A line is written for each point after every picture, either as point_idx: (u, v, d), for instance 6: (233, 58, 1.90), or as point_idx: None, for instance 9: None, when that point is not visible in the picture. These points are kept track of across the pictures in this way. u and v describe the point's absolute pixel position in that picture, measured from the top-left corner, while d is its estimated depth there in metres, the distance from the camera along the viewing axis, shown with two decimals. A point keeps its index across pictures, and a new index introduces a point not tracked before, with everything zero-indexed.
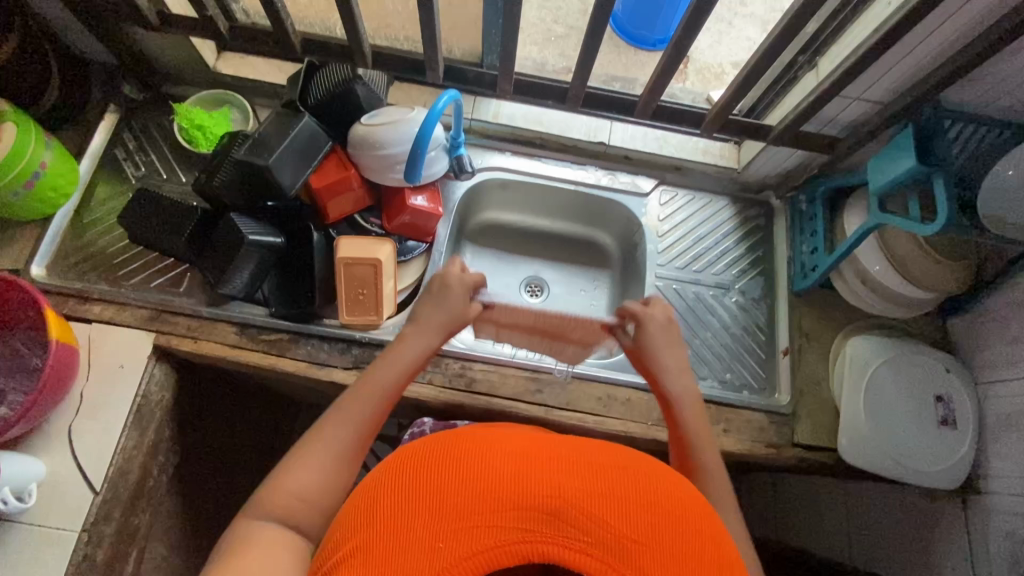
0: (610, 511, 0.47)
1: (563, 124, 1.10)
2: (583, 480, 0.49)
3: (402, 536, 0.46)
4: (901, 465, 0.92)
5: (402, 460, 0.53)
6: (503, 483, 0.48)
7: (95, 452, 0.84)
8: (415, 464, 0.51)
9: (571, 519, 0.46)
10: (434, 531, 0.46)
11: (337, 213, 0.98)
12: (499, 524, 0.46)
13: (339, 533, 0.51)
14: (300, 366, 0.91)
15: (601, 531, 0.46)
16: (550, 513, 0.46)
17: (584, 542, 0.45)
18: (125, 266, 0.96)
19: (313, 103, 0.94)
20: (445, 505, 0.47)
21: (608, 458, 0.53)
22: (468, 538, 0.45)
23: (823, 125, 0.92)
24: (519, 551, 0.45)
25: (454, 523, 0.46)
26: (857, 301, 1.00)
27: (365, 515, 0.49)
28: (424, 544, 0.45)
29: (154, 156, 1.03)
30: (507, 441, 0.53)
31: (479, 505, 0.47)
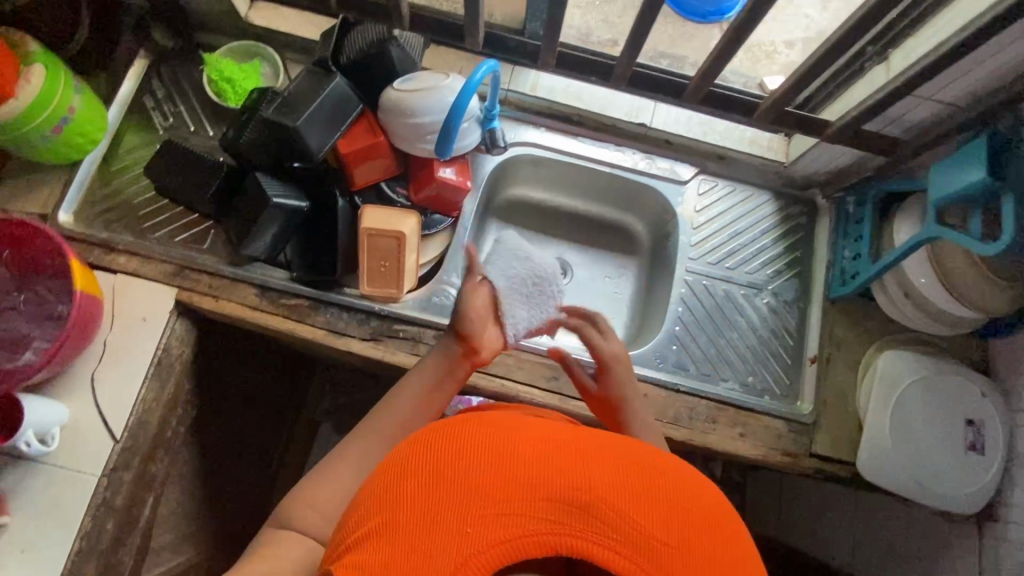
0: (641, 509, 0.45)
1: (604, 101, 1.04)
2: (612, 475, 0.47)
3: (429, 516, 0.44)
4: (921, 487, 0.89)
5: (425, 437, 0.50)
6: (533, 472, 0.46)
7: (115, 402, 0.86)
8: (439, 442, 0.49)
9: (602, 516, 0.44)
10: (461, 517, 0.44)
11: (363, 180, 0.96)
12: (530, 515, 0.44)
13: (360, 507, 0.49)
14: (319, 333, 0.91)
15: (633, 530, 0.44)
16: (581, 507, 0.44)
17: (615, 541, 0.43)
18: (151, 219, 0.96)
19: (345, 63, 0.91)
20: (472, 488, 0.45)
21: (635, 452, 0.50)
22: (497, 526, 0.43)
23: (886, 125, 0.85)
24: (548, 544, 0.43)
25: (483, 509, 0.44)
26: (896, 313, 0.96)
27: (389, 492, 0.47)
28: (452, 531, 0.43)
29: (182, 107, 1.02)
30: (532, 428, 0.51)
31: (510, 493, 0.45)
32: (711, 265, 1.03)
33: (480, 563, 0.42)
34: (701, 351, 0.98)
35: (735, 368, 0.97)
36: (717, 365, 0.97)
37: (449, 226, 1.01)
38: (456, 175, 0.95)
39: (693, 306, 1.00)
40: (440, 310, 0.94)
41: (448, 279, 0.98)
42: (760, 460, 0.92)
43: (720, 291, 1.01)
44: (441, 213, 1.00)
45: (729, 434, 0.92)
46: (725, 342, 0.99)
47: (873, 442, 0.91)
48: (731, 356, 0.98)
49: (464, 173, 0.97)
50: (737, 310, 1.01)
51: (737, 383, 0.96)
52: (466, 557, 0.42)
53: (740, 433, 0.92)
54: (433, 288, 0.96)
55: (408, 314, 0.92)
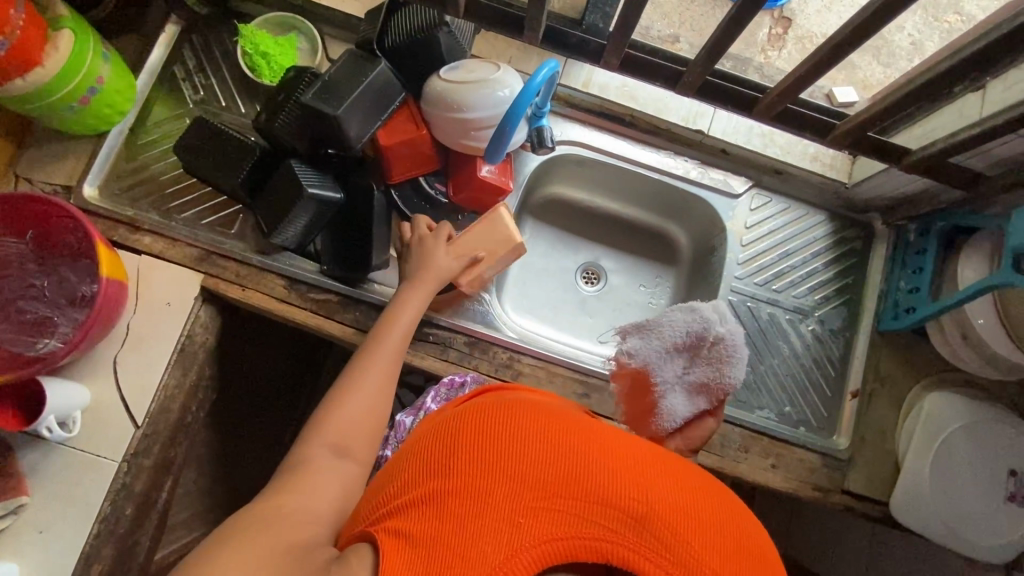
0: (697, 535, 0.43)
1: (659, 103, 0.98)
2: (669, 493, 0.45)
3: (477, 497, 0.43)
4: (954, 534, 0.87)
5: (479, 417, 0.50)
6: (589, 476, 0.45)
7: (138, 387, 0.84)
8: (494, 425, 0.49)
9: (657, 531, 0.42)
10: (511, 503, 0.43)
11: (399, 173, 0.91)
12: (580, 517, 0.42)
13: (404, 480, 0.49)
14: (346, 331, 0.88)
15: (686, 552, 0.42)
16: (636, 518, 0.42)
17: (667, 560, 0.41)
18: (177, 198, 0.92)
19: (390, 47, 0.85)
20: (524, 477, 0.44)
21: (690, 478, 0.49)
22: (546, 523, 0.42)
23: (971, 157, 0.78)
24: (598, 551, 0.41)
25: (534, 501, 0.43)
26: (949, 354, 0.91)
27: (438, 464, 0.47)
28: (499, 515, 0.42)
29: (214, 80, 0.96)
30: (588, 432, 0.51)
31: (564, 488, 0.43)
32: (756, 286, 0.98)
33: (524, 556, 0.40)
34: None
35: (772, 397, 0.94)
36: (754, 392, 0.93)
37: None
38: (496, 174, 0.90)
39: None
40: (472, 315, 0.91)
41: None
42: (790, 493, 0.89)
43: (764, 314, 0.97)
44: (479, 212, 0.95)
45: (761, 465, 0.89)
46: (764, 368, 0.95)
47: (910, 483, 0.88)
48: (769, 383, 0.94)
49: (506, 172, 0.92)
50: (781, 335, 0.96)
51: (773, 411, 0.93)
52: (511, 547, 0.41)
53: (772, 464, 0.89)
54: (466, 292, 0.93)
55: (440, 317, 0.89)
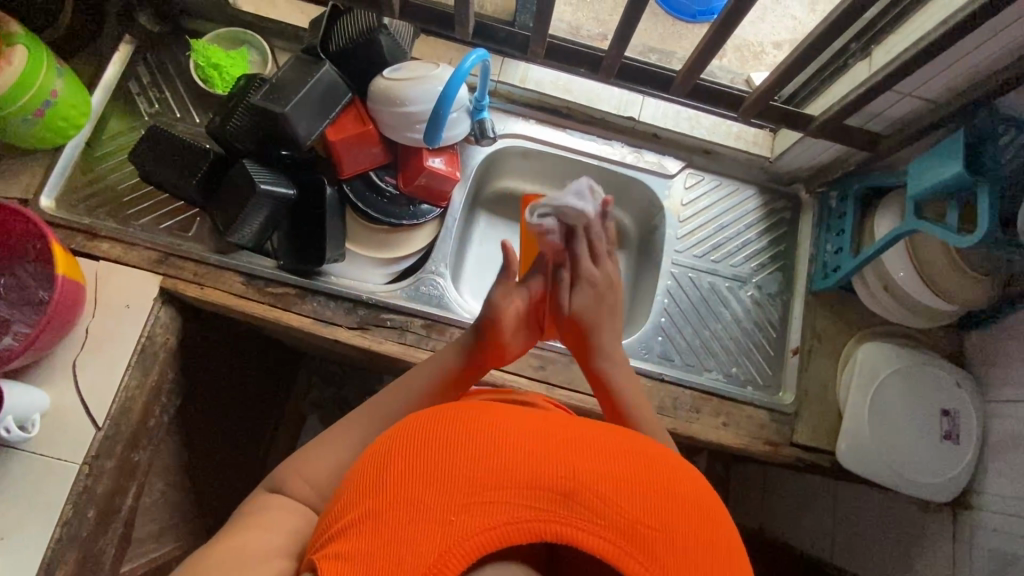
0: (626, 495, 0.44)
1: (592, 95, 1.05)
2: (597, 461, 0.46)
3: (410, 504, 0.43)
4: (899, 475, 0.91)
5: (406, 427, 0.49)
6: (517, 461, 0.44)
7: (98, 389, 0.85)
8: (422, 431, 0.47)
9: (587, 501, 0.43)
10: (442, 503, 0.42)
11: (351, 169, 0.95)
12: (511, 502, 0.43)
13: (339, 500, 0.47)
14: (305, 322, 0.91)
15: (617, 514, 0.43)
16: (565, 494, 0.43)
17: (599, 526, 0.42)
18: (134, 206, 0.95)
19: (334, 51, 0.91)
20: (453, 476, 0.44)
21: (619, 441, 0.49)
22: (479, 514, 0.42)
23: (868, 120, 0.88)
24: (533, 531, 0.42)
25: (465, 497, 0.43)
26: (877, 306, 0.98)
27: (370, 481, 0.46)
28: (432, 522, 0.42)
29: (168, 94, 1.01)
30: (518, 415, 0.50)
31: (494, 481, 0.43)
32: (696, 259, 1.04)
33: (462, 551, 0.41)
34: (686, 342, 0.99)
35: (718, 359, 0.99)
36: (701, 356, 0.98)
37: (437, 217, 1.01)
38: (445, 165, 0.96)
39: (679, 298, 1.02)
40: (428, 300, 0.95)
41: (436, 269, 0.98)
42: (743, 449, 0.93)
43: (705, 284, 1.03)
44: (430, 203, 1.00)
45: (713, 424, 0.93)
46: (709, 333, 1.00)
47: (853, 430, 0.92)
48: (714, 347, 0.99)
49: (454, 163, 0.97)
50: (722, 302, 1.02)
51: (720, 373, 0.98)
52: (448, 545, 0.41)
53: (723, 422, 0.94)
54: (421, 278, 0.96)
55: (397, 302, 0.92)
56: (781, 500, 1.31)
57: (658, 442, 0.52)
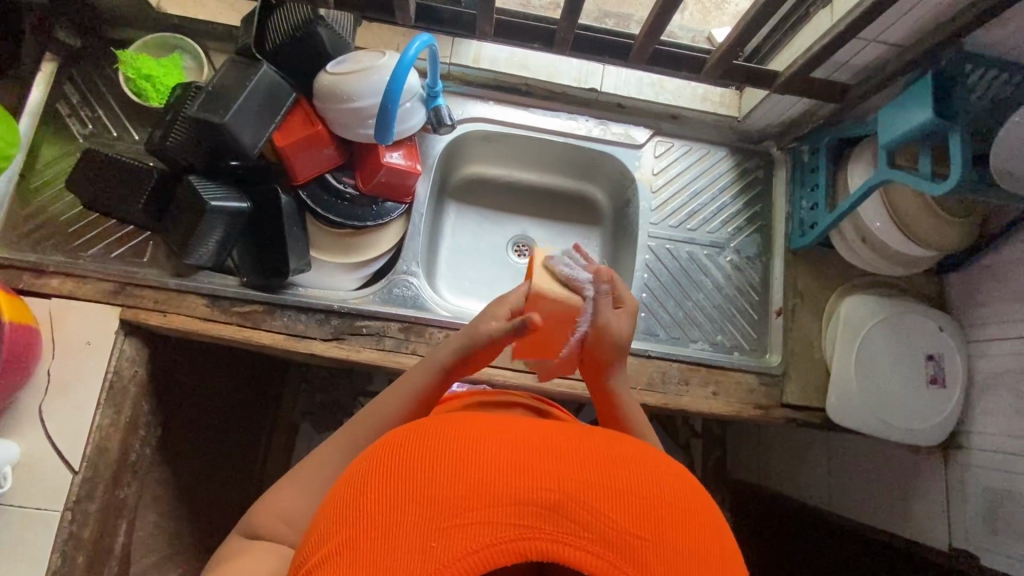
0: (613, 503, 0.43)
1: (550, 68, 1.00)
2: (582, 471, 0.44)
3: (386, 536, 0.41)
4: (891, 426, 0.91)
5: (384, 455, 0.47)
6: (500, 477, 0.43)
7: (68, 434, 0.81)
8: (399, 457, 0.45)
9: (573, 514, 0.42)
10: (423, 528, 0.41)
11: (305, 173, 0.90)
12: (495, 521, 0.41)
13: (316, 534, 0.45)
14: (278, 338, 0.87)
15: (604, 525, 0.42)
16: (550, 507, 0.42)
17: (586, 538, 0.41)
18: (81, 236, 0.90)
19: (271, 49, 0.85)
20: (432, 500, 0.42)
21: (605, 447, 0.48)
22: (461, 537, 0.40)
23: (834, 70, 0.85)
24: (518, 550, 0.40)
25: (445, 521, 0.41)
26: (855, 259, 0.97)
27: (346, 516, 0.44)
28: (411, 551, 0.40)
29: (101, 111, 0.95)
30: (499, 426, 0.48)
31: (475, 500, 0.41)
32: (673, 229, 1.02)
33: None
34: (669, 314, 0.98)
35: (703, 329, 0.98)
36: (686, 328, 0.97)
37: (403, 213, 0.97)
38: (404, 159, 0.91)
39: (659, 272, 1.00)
40: (403, 301, 0.92)
41: (407, 268, 0.95)
42: (735, 416, 0.93)
43: (684, 254, 1.01)
44: (393, 200, 0.96)
45: (702, 394, 0.93)
46: (692, 304, 0.99)
47: (842, 385, 0.92)
48: (698, 317, 0.98)
49: (413, 156, 0.93)
50: (702, 270, 1.01)
51: (706, 342, 0.97)
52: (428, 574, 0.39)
53: (713, 392, 0.93)
54: (393, 280, 0.93)
55: (371, 308, 0.89)
56: (777, 454, 1.34)
57: (644, 445, 0.51)
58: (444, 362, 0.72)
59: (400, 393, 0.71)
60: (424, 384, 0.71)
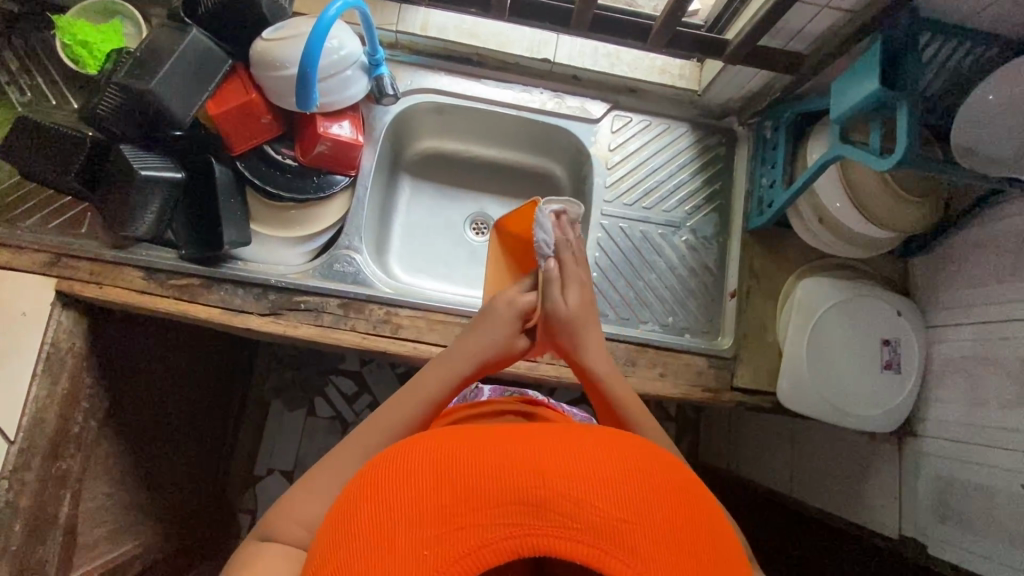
0: (600, 492, 0.42)
1: (501, 36, 0.96)
2: (566, 462, 0.43)
3: (376, 551, 0.40)
4: (841, 412, 0.88)
5: (371, 470, 0.46)
6: (486, 479, 0.42)
7: (4, 404, 0.82)
8: (384, 472, 0.45)
9: (560, 507, 0.41)
10: (415, 537, 0.40)
11: (242, 144, 0.88)
12: (483, 523, 0.40)
13: (315, 554, 0.44)
14: (214, 312, 0.86)
15: (592, 515, 0.40)
16: (538, 503, 0.41)
17: (575, 530, 0.40)
18: (18, 206, 0.89)
19: (204, 14, 0.82)
20: (421, 511, 0.41)
21: (590, 438, 0.47)
22: (452, 544, 0.39)
23: (789, 40, 0.81)
24: (510, 548, 0.40)
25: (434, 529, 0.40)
26: (813, 240, 0.93)
27: (336, 535, 0.43)
28: (402, 564, 0.39)
29: (39, 79, 0.93)
30: (486, 431, 0.48)
31: (462, 505, 0.41)
32: (627, 207, 0.99)
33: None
34: (620, 295, 0.96)
35: (653, 310, 0.96)
36: (636, 309, 0.95)
37: (348, 186, 0.95)
38: (351, 130, 0.90)
39: (611, 251, 0.97)
40: (343, 277, 0.91)
41: (350, 244, 0.93)
42: (682, 398, 0.92)
43: (638, 233, 0.98)
44: (337, 173, 0.93)
45: (649, 375, 0.91)
46: (644, 284, 0.97)
47: (793, 370, 0.90)
48: (649, 298, 0.96)
49: (358, 127, 0.91)
50: (655, 250, 0.98)
51: (657, 324, 0.95)
52: None
53: (660, 373, 0.91)
54: (335, 256, 0.92)
55: (309, 283, 0.88)
56: (744, 439, 1.32)
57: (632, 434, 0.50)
58: (466, 372, 0.71)
59: (414, 398, 0.67)
60: (443, 393, 0.69)
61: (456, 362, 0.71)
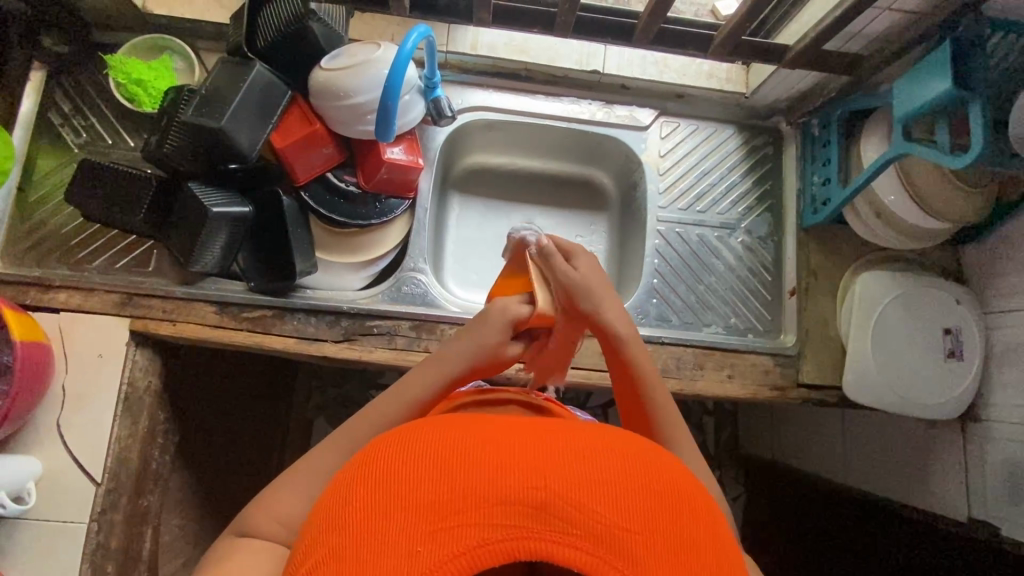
0: (604, 499, 0.39)
1: (550, 51, 0.97)
2: (572, 465, 0.41)
3: (371, 543, 0.38)
4: (908, 402, 0.90)
5: (368, 457, 0.44)
6: (483, 476, 0.40)
7: (89, 446, 0.82)
8: (383, 460, 0.43)
9: (561, 511, 0.38)
10: (408, 532, 0.38)
11: (306, 173, 0.89)
12: (480, 522, 0.38)
13: (303, 544, 0.42)
14: (289, 342, 0.87)
15: (593, 522, 0.38)
16: (537, 506, 0.38)
17: (575, 536, 0.38)
18: (85, 248, 0.89)
19: (263, 47, 0.83)
20: (417, 504, 0.39)
21: (595, 438, 0.45)
22: (448, 539, 0.37)
23: (845, 41, 0.83)
24: (506, 550, 0.38)
25: (431, 524, 0.38)
26: (869, 234, 0.94)
27: (330, 525, 0.41)
28: (395, 557, 0.37)
29: (94, 119, 0.93)
30: (487, 423, 0.45)
31: (461, 501, 0.39)
32: (681, 212, 1.00)
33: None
34: (682, 300, 0.97)
35: (716, 313, 0.97)
36: (699, 313, 0.97)
37: (407, 209, 0.96)
38: (406, 154, 0.89)
39: (670, 256, 0.99)
40: (413, 300, 0.92)
41: (415, 265, 0.94)
42: (751, 398, 0.93)
43: (694, 237, 1.00)
44: (397, 196, 0.94)
45: (718, 378, 0.92)
46: (704, 287, 0.98)
47: (858, 364, 0.91)
48: (711, 301, 0.98)
49: (414, 150, 0.91)
50: (713, 253, 0.99)
51: (720, 326, 0.97)
52: None
53: (728, 375, 0.93)
54: (401, 278, 0.93)
55: (380, 308, 0.89)
56: (788, 430, 1.32)
57: (634, 434, 0.48)
58: (457, 372, 0.70)
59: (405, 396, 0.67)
60: (428, 389, 0.68)
61: (447, 359, 0.70)
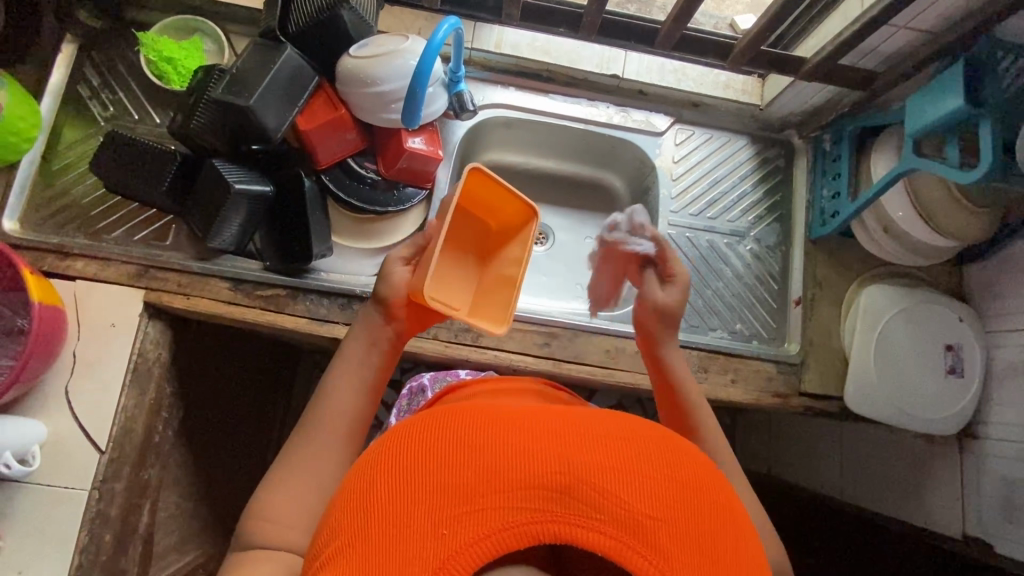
0: (625, 486, 0.40)
1: (572, 54, 1.00)
2: (593, 453, 0.42)
3: (397, 525, 0.39)
4: (908, 415, 0.91)
5: (391, 443, 0.45)
6: (506, 460, 0.41)
7: (95, 413, 0.82)
8: (405, 446, 0.43)
9: (584, 495, 0.39)
10: (434, 514, 0.39)
11: (327, 157, 0.91)
12: (503, 505, 0.39)
13: (328, 528, 0.43)
14: (301, 322, 0.88)
15: (616, 506, 0.39)
16: (560, 491, 0.39)
17: (598, 521, 0.38)
18: (104, 219, 0.90)
19: (294, 32, 0.85)
20: (441, 486, 0.40)
21: (615, 428, 0.45)
22: (472, 521, 0.38)
23: (860, 57, 0.86)
24: (529, 533, 0.38)
25: (455, 506, 0.39)
26: (875, 248, 0.96)
27: (355, 508, 0.42)
28: (421, 539, 0.38)
29: (121, 94, 0.95)
30: (509, 412, 0.46)
31: (485, 484, 0.39)
32: (692, 218, 1.02)
33: (461, 563, 0.37)
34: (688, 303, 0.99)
35: (722, 317, 0.98)
36: (705, 316, 0.98)
37: (423, 199, 0.97)
38: (426, 144, 0.91)
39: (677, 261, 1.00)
40: None
41: None
42: (752, 404, 0.94)
43: (704, 243, 1.01)
44: (414, 186, 0.96)
45: (721, 382, 0.93)
46: (711, 292, 0.99)
47: (860, 375, 0.92)
48: (717, 305, 0.99)
49: (434, 142, 0.93)
50: (721, 259, 1.01)
51: (725, 331, 0.98)
52: (444, 559, 0.37)
53: (731, 379, 0.94)
54: None
55: None
56: (786, 443, 1.32)
57: (655, 425, 0.48)
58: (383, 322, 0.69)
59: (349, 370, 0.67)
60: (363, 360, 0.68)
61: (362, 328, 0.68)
